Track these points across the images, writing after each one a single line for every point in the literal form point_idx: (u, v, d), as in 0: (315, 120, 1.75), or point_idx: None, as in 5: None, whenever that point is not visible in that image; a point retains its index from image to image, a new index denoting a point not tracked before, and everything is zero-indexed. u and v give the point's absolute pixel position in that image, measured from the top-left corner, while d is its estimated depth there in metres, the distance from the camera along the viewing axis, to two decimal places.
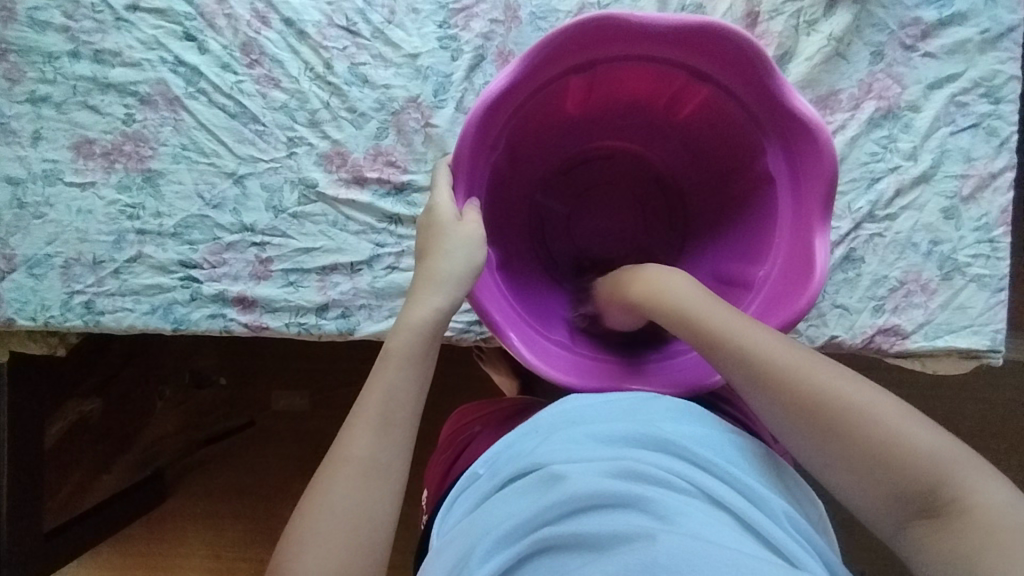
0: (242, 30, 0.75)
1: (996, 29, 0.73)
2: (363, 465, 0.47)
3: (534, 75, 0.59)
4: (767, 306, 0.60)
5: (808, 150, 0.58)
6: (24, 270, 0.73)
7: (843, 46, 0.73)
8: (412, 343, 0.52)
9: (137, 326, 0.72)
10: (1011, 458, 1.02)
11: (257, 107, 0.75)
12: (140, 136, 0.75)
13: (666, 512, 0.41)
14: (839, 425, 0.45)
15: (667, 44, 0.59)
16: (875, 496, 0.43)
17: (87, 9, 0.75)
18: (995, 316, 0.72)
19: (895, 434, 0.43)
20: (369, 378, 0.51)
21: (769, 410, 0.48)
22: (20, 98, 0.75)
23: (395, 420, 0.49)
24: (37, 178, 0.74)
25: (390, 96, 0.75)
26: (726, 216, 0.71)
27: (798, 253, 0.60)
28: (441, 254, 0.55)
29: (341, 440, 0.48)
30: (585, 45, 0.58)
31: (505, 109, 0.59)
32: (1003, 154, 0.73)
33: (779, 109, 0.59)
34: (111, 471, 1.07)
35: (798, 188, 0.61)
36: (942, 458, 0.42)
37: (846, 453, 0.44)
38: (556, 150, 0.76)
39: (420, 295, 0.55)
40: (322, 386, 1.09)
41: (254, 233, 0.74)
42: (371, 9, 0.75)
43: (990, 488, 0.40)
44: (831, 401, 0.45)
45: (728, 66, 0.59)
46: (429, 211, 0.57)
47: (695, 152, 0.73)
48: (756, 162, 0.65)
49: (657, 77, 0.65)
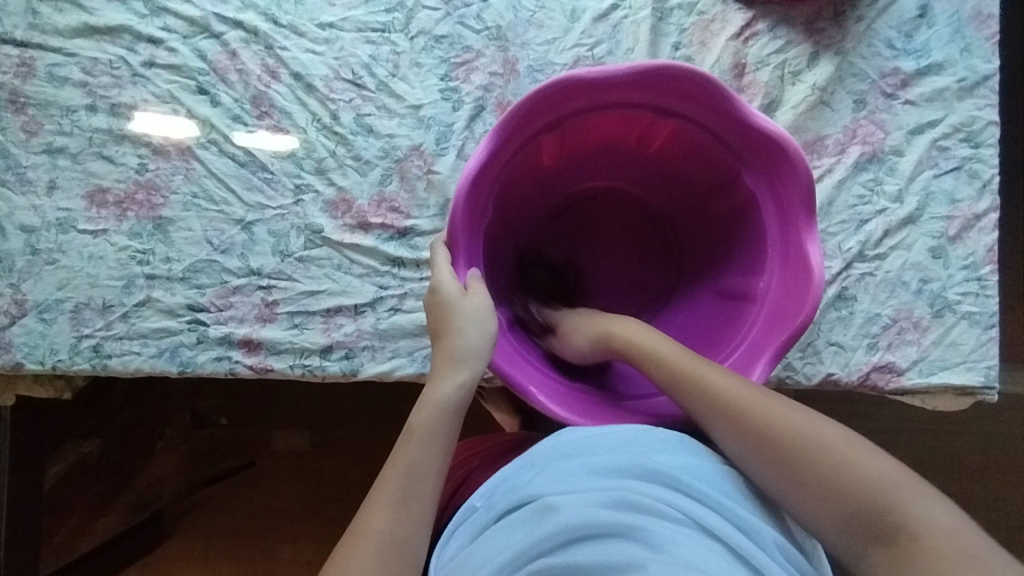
0: (253, 84, 0.78)
1: (973, 77, 0.76)
2: (384, 541, 0.47)
3: (514, 137, 0.62)
4: (775, 315, 0.62)
5: (783, 170, 0.61)
6: (34, 314, 0.74)
7: (827, 95, 0.76)
8: (435, 421, 0.53)
9: (144, 368, 0.74)
10: (1009, 493, 1.02)
11: (265, 156, 0.78)
12: (152, 184, 0.77)
13: (658, 541, 0.43)
14: (792, 458, 0.47)
15: (639, 92, 0.62)
16: (836, 523, 0.45)
17: (105, 65, 0.79)
18: (987, 352, 0.73)
19: (843, 461, 0.46)
20: (392, 452, 0.52)
21: (725, 440, 0.52)
22: (37, 149, 0.77)
23: (416, 494, 0.50)
24: (51, 226, 0.76)
25: (393, 144, 0.78)
26: (718, 236, 0.73)
27: (793, 258, 0.62)
28: (457, 331, 0.57)
29: (362, 515, 0.49)
30: (556, 104, 0.61)
31: (492, 173, 0.62)
32: (986, 196, 0.75)
33: (753, 137, 0.61)
34: (108, 515, 1.07)
35: (781, 204, 0.63)
36: (887, 484, 0.44)
37: (805, 479, 0.46)
38: (543, 201, 0.78)
39: (441, 372, 0.56)
40: (323, 425, 1.10)
41: (261, 277, 0.76)
42: (376, 63, 0.79)
43: (932, 513, 0.42)
44: (779, 432, 0.49)
45: (692, 105, 0.62)
46: (436, 290, 0.58)
47: (674, 178, 0.75)
48: (735, 187, 0.67)
49: (626, 123, 0.68)
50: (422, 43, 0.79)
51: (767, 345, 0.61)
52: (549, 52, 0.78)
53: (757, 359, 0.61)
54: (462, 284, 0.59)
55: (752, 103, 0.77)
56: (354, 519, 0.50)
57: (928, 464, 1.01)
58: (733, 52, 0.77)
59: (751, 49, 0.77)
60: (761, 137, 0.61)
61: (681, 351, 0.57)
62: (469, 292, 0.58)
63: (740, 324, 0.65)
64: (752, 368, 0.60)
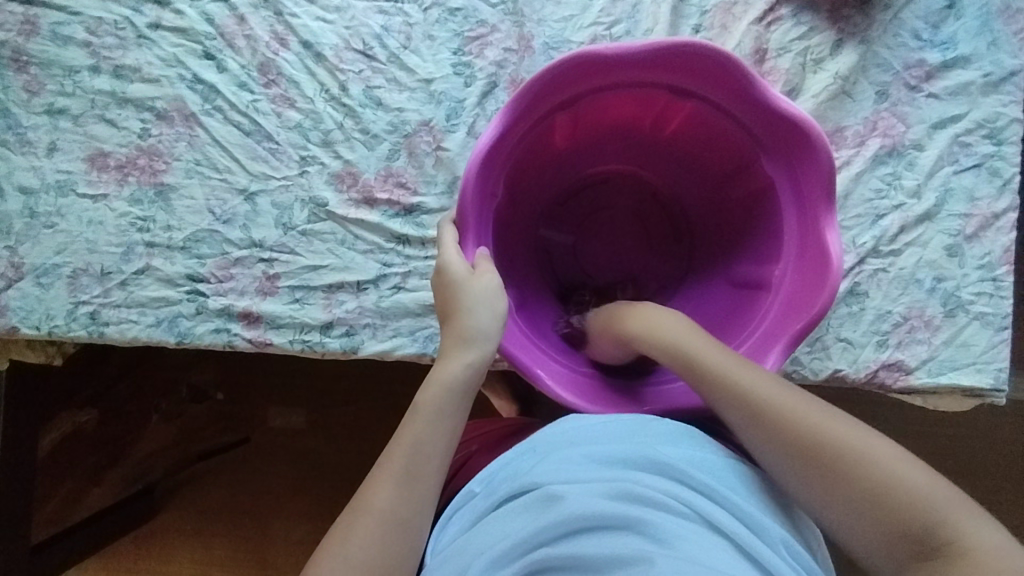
0: (261, 50, 0.76)
1: (999, 72, 0.74)
2: (388, 519, 0.47)
3: (526, 116, 0.60)
4: (791, 304, 0.60)
5: (805, 156, 0.59)
6: (31, 278, 0.73)
7: (849, 85, 0.75)
8: (443, 400, 0.52)
9: (141, 337, 0.72)
10: (1011, 498, 1.01)
11: (271, 126, 0.76)
12: (154, 150, 0.76)
13: (664, 535, 0.42)
14: (831, 468, 0.45)
15: (661, 71, 0.60)
16: (873, 535, 0.43)
17: (110, 25, 0.77)
18: (998, 354, 0.72)
19: (886, 476, 0.43)
20: (397, 432, 0.51)
21: (763, 450, 0.49)
22: (38, 110, 0.76)
23: (422, 473, 0.49)
24: (50, 188, 0.75)
25: (403, 119, 0.76)
26: (732, 223, 0.71)
27: (812, 245, 0.60)
28: (466, 312, 0.55)
29: (366, 492, 0.48)
30: (571, 81, 0.59)
31: (504, 152, 0.60)
32: (1005, 195, 0.74)
33: (774, 119, 0.60)
34: (101, 485, 1.05)
35: (799, 190, 0.61)
36: (931, 501, 0.42)
37: (844, 492, 0.44)
38: (551, 184, 0.76)
39: (449, 352, 0.54)
40: (320, 403, 1.09)
41: (263, 249, 0.74)
42: (388, 34, 0.77)
43: (981, 531, 0.41)
44: (819, 442, 0.46)
45: (714, 84, 0.60)
46: (441, 270, 0.57)
47: (687, 164, 0.74)
48: (753, 173, 0.65)
49: (641, 102, 0.66)
50: (436, 16, 0.77)
51: (780, 334, 0.60)
52: (565, 29, 0.76)
53: (771, 349, 0.59)
54: (469, 264, 0.58)
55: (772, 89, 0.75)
56: (356, 495, 0.49)
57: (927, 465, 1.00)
58: (755, 37, 0.75)
59: (773, 34, 0.75)
60: (783, 117, 0.59)
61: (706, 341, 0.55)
62: (476, 272, 0.57)
63: (751, 311, 0.64)
64: (767, 355, 0.59)
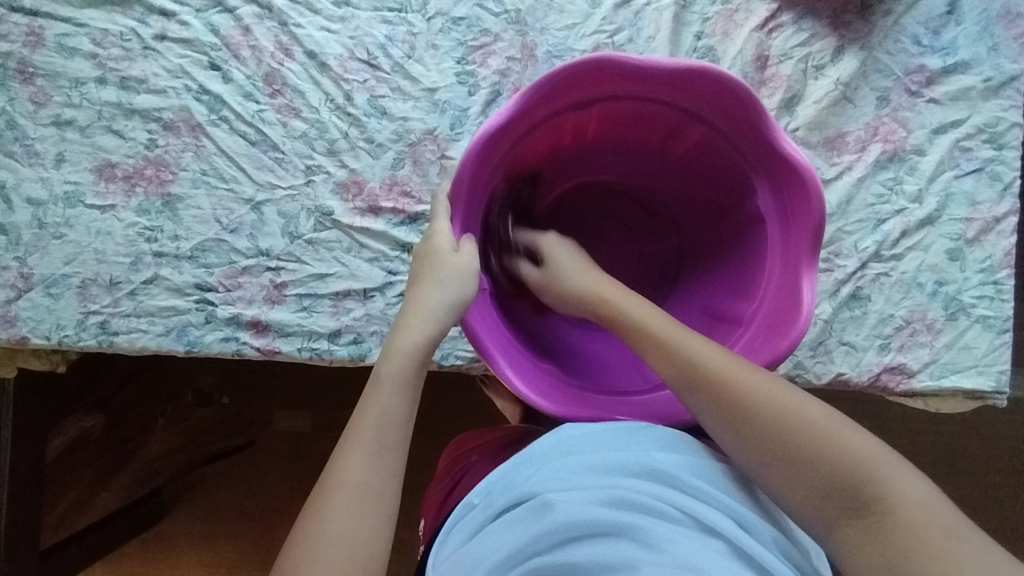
0: (266, 61, 0.77)
1: (999, 77, 0.75)
2: (359, 492, 0.48)
3: (483, 168, 0.59)
4: (788, 238, 0.61)
5: (755, 128, 0.59)
6: (40, 289, 0.74)
7: (850, 90, 0.75)
8: (404, 370, 0.53)
9: (150, 347, 0.73)
10: (1012, 496, 1.02)
11: (277, 135, 0.76)
12: (161, 161, 0.76)
13: (655, 540, 0.43)
14: (761, 424, 0.48)
15: (606, 84, 0.60)
16: (802, 491, 0.46)
17: (116, 37, 0.77)
18: (999, 357, 0.72)
19: (813, 433, 0.46)
20: (339, 447, 0.50)
21: (706, 415, 0.51)
22: (45, 121, 0.76)
23: (389, 442, 0.50)
24: (59, 199, 0.75)
25: (407, 128, 0.77)
26: (705, 198, 0.72)
27: (795, 202, 0.60)
28: (436, 283, 0.56)
29: (335, 466, 0.49)
30: (514, 123, 0.59)
31: (471, 206, 0.61)
32: (1006, 199, 0.74)
33: (718, 102, 0.59)
34: (108, 489, 1.05)
35: (767, 162, 0.61)
36: (858, 458, 0.44)
37: (776, 449, 0.47)
38: (527, 212, 0.77)
39: (410, 322, 0.56)
40: (324, 407, 1.09)
41: (269, 258, 0.75)
42: (391, 43, 0.77)
43: (909, 484, 0.43)
44: (751, 404, 0.49)
45: (655, 85, 0.60)
46: (426, 240, 0.58)
47: (644, 155, 0.74)
48: (716, 150, 0.65)
49: (590, 116, 0.66)
50: (440, 25, 0.77)
51: (779, 323, 0.59)
52: (568, 37, 0.77)
53: (794, 281, 0.59)
54: (455, 240, 0.58)
55: (773, 95, 0.75)
56: (302, 518, 0.47)
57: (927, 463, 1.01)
58: (757, 44, 0.76)
59: (774, 41, 0.76)
60: (725, 100, 0.58)
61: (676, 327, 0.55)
62: (458, 248, 0.57)
63: (758, 260, 0.65)
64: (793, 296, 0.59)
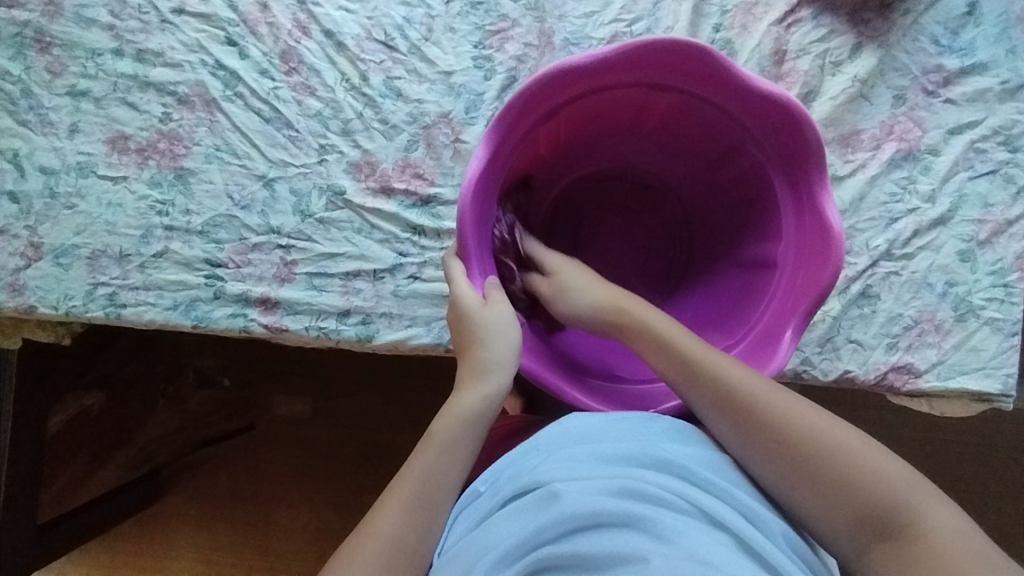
0: (284, 38, 0.77)
1: (1016, 80, 0.75)
2: (390, 545, 0.48)
3: (497, 162, 0.59)
4: (797, 203, 0.61)
5: (757, 104, 0.59)
6: (50, 258, 0.73)
7: (867, 88, 0.75)
8: (454, 430, 0.53)
9: (157, 320, 0.73)
10: (1014, 505, 1.02)
11: (291, 113, 0.76)
12: (175, 135, 0.76)
13: (664, 532, 0.42)
14: (799, 445, 0.47)
15: (605, 73, 0.59)
16: (835, 514, 0.45)
17: (133, 9, 0.77)
18: (1007, 360, 0.72)
19: (853, 461, 0.46)
20: (380, 499, 0.51)
21: (736, 437, 0.50)
22: (60, 91, 0.76)
23: (430, 501, 0.50)
24: (71, 169, 0.75)
25: (422, 110, 0.77)
26: (710, 170, 0.72)
27: (800, 162, 0.60)
28: (481, 345, 0.57)
29: (374, 515, 0.49)
30: (522, 112, 0.59)
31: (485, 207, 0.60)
32: (1019, 202, 0.74)
33: (716, 82, 0.59)
34: (107, 467, 1.05)
35: (768, 133, 0.61)
36: (894, 485, 0.44)
37: (812, 474, 0.46)
38: (537, 212, 0.77)
39: (464, 383, 0.56)
40: (325, 392, 1.09)
41: (280, 236, 0.75)
42: (409, 25, 0.77)
43: (938, 513, 0.43)
44: (792, 427, 0.48)
45: (656, 69, 0.60)
46: (455, 302, 0.59)
47: (642, 138, 0.73)
48: (720, 128, 0.65)
49: (591, 107, 0.65)
50: (458, 8, 0.77)
51: (811, 251, 0.59)
52: (586, 26, 0.77)
53: (810, 219, 0.59)
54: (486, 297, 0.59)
55: (790, 90, 0.75)
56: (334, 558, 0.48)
57: (928, 469, 1.01)
58: (775, 38, 0.76)
59: (793, 36, 0.76)
60: (723, 80, 0.58)
61: (697, 342, 0.55)
62: (493, 305, 0.58)
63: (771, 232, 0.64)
64: (818, 233, 0.59)
